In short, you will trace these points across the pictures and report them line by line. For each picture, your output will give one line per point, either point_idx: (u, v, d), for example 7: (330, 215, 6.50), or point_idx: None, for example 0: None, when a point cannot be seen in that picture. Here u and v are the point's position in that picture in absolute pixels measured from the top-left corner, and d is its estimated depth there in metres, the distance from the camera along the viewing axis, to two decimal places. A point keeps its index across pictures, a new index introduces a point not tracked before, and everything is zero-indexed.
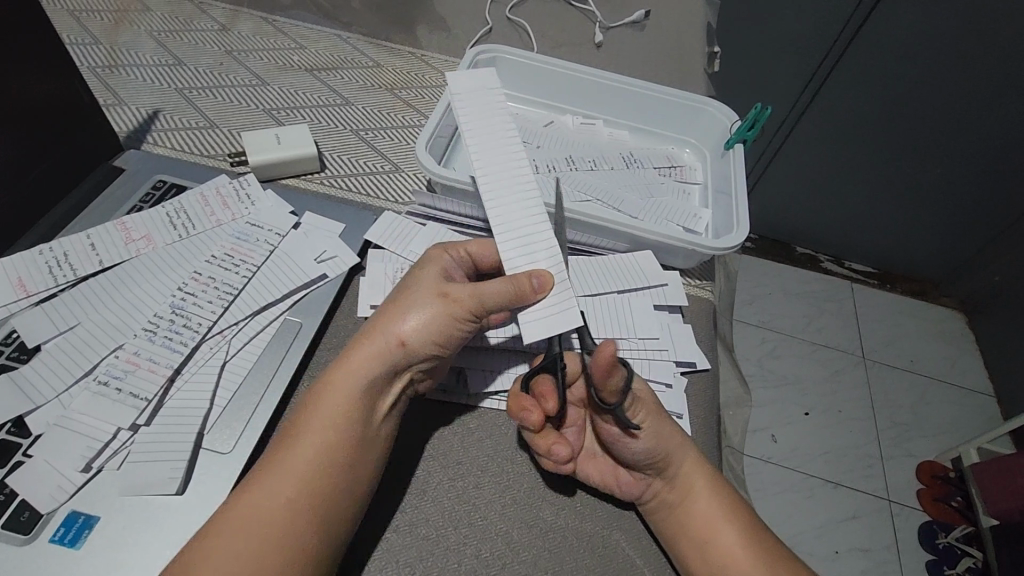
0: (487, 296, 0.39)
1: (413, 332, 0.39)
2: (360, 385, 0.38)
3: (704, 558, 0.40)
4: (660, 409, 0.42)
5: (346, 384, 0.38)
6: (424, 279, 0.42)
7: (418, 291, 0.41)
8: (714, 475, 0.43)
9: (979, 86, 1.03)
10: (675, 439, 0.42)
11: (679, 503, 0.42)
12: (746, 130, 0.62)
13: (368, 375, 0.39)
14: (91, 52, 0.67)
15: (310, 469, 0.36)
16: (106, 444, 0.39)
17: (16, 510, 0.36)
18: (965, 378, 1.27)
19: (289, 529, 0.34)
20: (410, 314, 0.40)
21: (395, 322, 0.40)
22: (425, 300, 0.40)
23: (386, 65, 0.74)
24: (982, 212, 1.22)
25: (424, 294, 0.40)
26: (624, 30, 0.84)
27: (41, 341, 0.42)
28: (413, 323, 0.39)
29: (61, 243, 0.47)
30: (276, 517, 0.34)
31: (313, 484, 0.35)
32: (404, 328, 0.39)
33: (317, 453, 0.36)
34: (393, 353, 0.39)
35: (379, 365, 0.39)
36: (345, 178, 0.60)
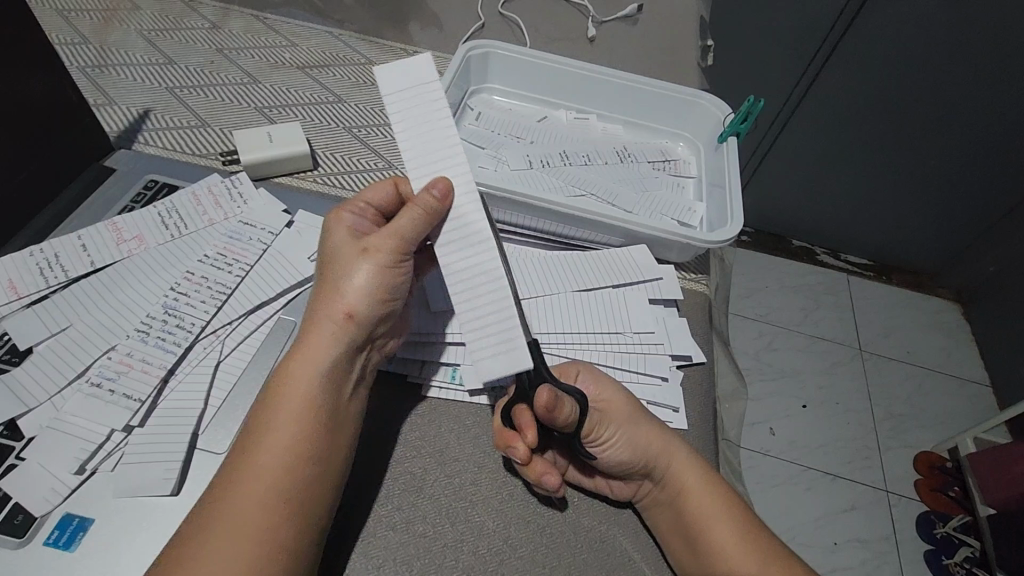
0: (407, 232, 0.39)
1: (356, 299, 0.39)
2: (321, 372, 0.38)
3: (700, 555, 0.40)
4: (638, 413, 0.43)
5: (302, 370, 0.38)
6: (337, 245, 0.41)
7: (339, 260, 0.40)
8: (705, 468, 0.43)
9: (973, 75, 1.03)
10: (659, 439, 0.43)
11: (673, 499, 0.42)
12: (740, 122, 0.62)
13: (324, 357, 0.38)
14: (80, 52, 0.66)
15: (283, 465, 0.35)
16: (100, 445, 0.38)
17: (11, 513, 0.35)
18: (962, 368, 1.28)
19: (272, 526, 0.34)
20: (342, 283, 0.39)
21: (336, 300, 0.39)
22: (352, 265, 0.40)
23: (379, 61, 0.73)
24: (976, 202, 1.23)
25: (347, 260, 0.40)
26: (617, 23, 0.84)
27: (34, 343, 0.42)
28: (351, 288, 0.39)
29: (51, 244, 0.46)
30: (257, 515, 0.33)
31: (287, 476, 0.35)
32: (346, 300, 0.39)
33: (287, 446, 0.36)
34: (347, 327, 0.39)
35: (335, 342, 0.38)
36: (338, 176, 0.60)
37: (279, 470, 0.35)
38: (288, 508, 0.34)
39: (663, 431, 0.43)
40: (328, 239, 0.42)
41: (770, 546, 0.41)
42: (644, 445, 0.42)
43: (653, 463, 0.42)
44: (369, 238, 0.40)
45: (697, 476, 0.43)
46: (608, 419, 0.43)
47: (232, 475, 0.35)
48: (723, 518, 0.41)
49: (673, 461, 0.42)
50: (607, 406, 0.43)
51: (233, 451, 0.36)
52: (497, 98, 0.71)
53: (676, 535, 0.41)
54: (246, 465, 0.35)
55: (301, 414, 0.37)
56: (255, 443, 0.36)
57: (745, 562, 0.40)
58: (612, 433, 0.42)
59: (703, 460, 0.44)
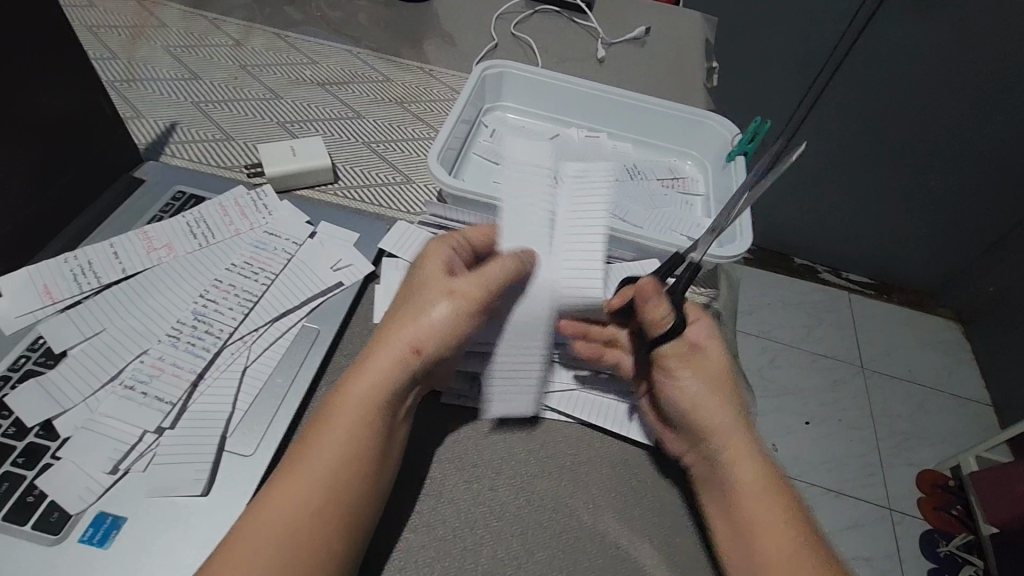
0: (495, 278, 0.43)
1: (427, 338, 0.41)
2: (379, 395, 0.40)
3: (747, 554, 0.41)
4: (723, 379, 0.46)
5: (362, 391, 0.40)
6: (430, 269, 0.45)
7: (427, 284, 0.44)
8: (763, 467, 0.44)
9: (967, 96, 1.07)
10: (727, 415, 0.45)
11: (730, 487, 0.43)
12: (747, 143, 0.64)
13: (387, 377, 0.40)
14: (110, 66, 0.69)
15: (333, 473, 0.37)
16: (132, 446, 0.40)
17: (47, 511, 0.36)
18: (963, 387, 1.29)
19: (318, 530, 0.35)
20: (426, 309, 0.42)
21: (409, 330, 0.41)
22: (437, 298, 0.43)
23: (396, 79, 0.76)
24: (976, 224, 1.25)
25: (435, 292, 0.43)
26: (625, 45, 0.87)
27: (67, 347, 0.43)
28: (430, 316, 0.42)
29: (85, 251, 0.48)
30: (303, 517, 0.36)
31: (336, 485, 0.37)
32: (419, 335, 0.41)
33: (342, 454, 0.38)
34: (409, 360, 0.41)
35: (397, 368, 0.41)
36: (359, 189, 0.62)
37: (326, 484, 0.37)
38: (325, 516, 0.36)
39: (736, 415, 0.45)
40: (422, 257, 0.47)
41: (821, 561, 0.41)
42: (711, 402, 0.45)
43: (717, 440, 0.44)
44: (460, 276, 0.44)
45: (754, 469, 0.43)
46: (694, 363, 0.46)
47: (287, 474, 0.37)
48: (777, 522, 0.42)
49: (738, 447, 0.44)
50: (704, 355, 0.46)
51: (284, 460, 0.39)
52: (510, 116, 0.73)
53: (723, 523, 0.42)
54: (293, 472, 0.37)
55: (354, 433, 0.39)
56: (307, 453, 0.38)
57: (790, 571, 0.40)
58: (690, 376, 0.45)
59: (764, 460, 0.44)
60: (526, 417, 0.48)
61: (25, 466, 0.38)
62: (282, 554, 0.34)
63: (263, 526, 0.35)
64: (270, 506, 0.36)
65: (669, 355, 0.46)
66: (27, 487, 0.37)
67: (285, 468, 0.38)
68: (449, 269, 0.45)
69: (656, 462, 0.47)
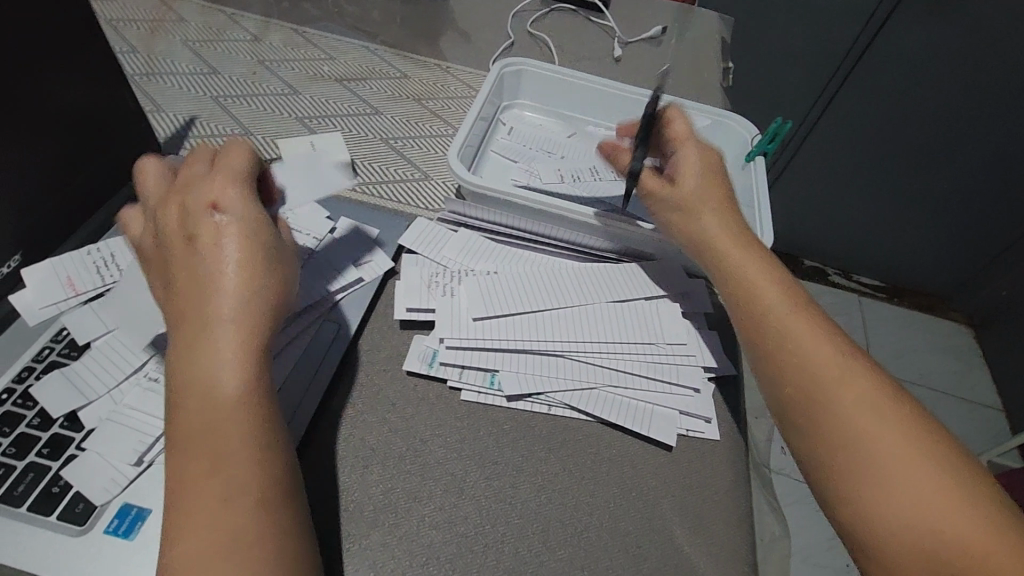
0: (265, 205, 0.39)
1: (248, 270, 0.35)
2: (224, 347, 0.34)
3: (877, 491, 0.36)
4: (687, 201, 0.50)
5: (209, 350, 0.34)
6: (186, 207, 0.37)
7: (191, 228, 0.36)
8: (885, 405, 0.39)
9: (982, 101, 1.07)
10: (688, 231, 0.50)
11: (847, 435, 0.38)
12: (768, 143, 0.63)
13: (224, 325, 0.34)
14: (130, 60, 0.69)
15: (247, 458, 0.33)
16: (157, 437, 0.40)
17: (72, 502, 0.36)
18: (974, 391, 1.28)
19: (263, 514, 0.32)
20: (212, 252, 0.35)
21: (229, 270, 0.35)
22: (243, 224, 0.36)
23: (413, 75, 0.75)
24: (989, 229, 1.25)
25: (236, 219, 0.36)
26: (642, 44, 0.87)
27: (92, 339, 0.43)
28: (213, 260, 0.35)
29: (109, 244, 0.48)
30: (241, 506, 0.32)
31: (240, 458, 0.33)
32: (237, 268, 0.35)
33: (233, 434, 0.33)
34: (243, 300, 0.35)
35: (236, 312, 0.34)
36: (377, 185, 0.61)
37: (227, 462, 0.33)
38: (245, 495, 0.32)
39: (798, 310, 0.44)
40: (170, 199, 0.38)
41: (989, 516, 0.34)
42: (754, 285, 0.46)
43: (820, 382, 0.40)
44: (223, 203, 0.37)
45: (880, 411, 0.38)
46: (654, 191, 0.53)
47: (188, 468, 0.32)
48: (923, 474, 0.35)
49: (845, 388, 0.39)
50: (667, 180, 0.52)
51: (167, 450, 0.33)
52: (528, 114, 0.73)
53: (847, 481, 0.37)
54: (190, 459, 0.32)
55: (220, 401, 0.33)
56: (189, 436, 0.33)
57: (920, 514, 0.34)
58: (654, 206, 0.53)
59: (888, 401, 0.39)
60: (545, 414, 0.48)
61: (50, 457, 0.38)
62: (230, 552, 0.31)
63: (188, 517, 0.31)
64: (195, 488, 0.32)
65: (649, 189, 0.53)
66: (53, 477, 0.37)
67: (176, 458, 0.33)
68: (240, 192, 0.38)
69: (677, 462, 0.47)
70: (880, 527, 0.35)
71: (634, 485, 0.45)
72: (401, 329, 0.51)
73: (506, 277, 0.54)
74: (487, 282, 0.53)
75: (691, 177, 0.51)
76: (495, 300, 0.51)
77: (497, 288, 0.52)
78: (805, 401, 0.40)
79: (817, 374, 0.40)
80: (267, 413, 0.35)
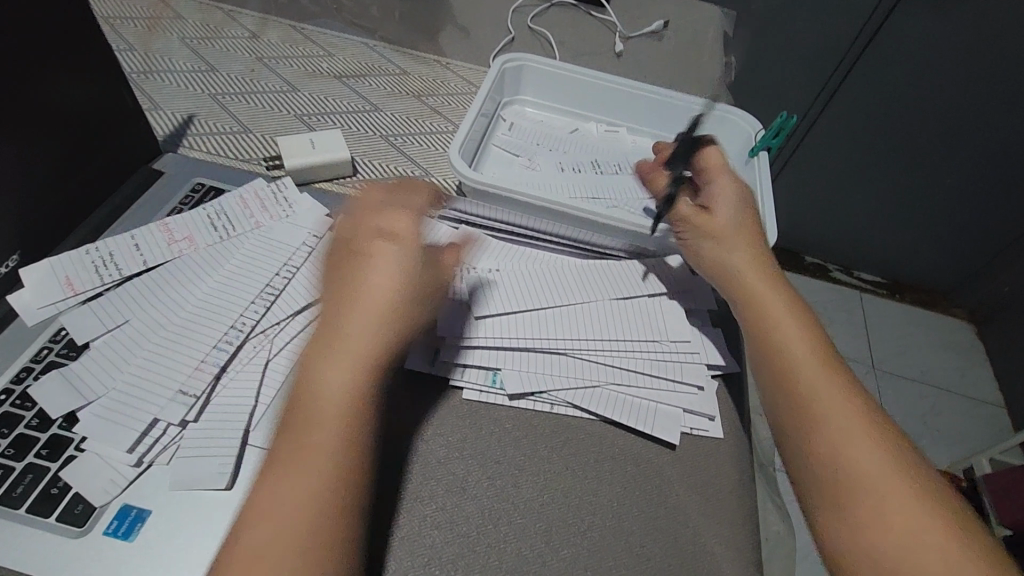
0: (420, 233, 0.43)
1: (389, 298, 0.39)
2: (354, 369, 0.37)
3: (859, 522, 0.39)
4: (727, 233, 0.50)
5: (339, 368, 0.37)
6: (368, 232, 0.42)
7: (362, 250, 0.41)
8: (876, 440, 0.41)
9: (985, 97, 1.06)
10: (725, 254, 0.49)
11: (830, 450, 0.41)
12: (771, 138, 0.62)
13: (360, 347, 0.38)
14: (127, 58, 0.69)
15: (318, 475, 0.35)
16: (156, 438, 0.39)
17: (71, 503, 0.36)
18: (976, 388, 1.28)
19: (324, 532, 0.34)
20: (369, 272, 0.40)
21: (370, 293, 0.39)
22: (386, 252, 0.41)
23: (412, 72, 0.75)
24: (992, 226, 1.24)
25: (384, 247, 0.41)
26: (643, 39, 0.86)
27: (90, 339, 0.43)
28: (370, 281, 0.39)
29: (106, 243, 0.48)
30: (308, 521, 0.34)
31: (329, 480, 0.35)
32: (380, 295, 0.39)
33: (319, 448, 0.35)
34: (378, 324, 0.38)
35: (370, 336, 0.38)
36: (377, 182, 0.61)
37: (320, 480, 0.35)
38: (323, 515, 0.34)
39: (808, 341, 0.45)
40: (351, 223, 0.43)
41: (963, 553, 0.37)
42: (773, 314, 0.46)
43: (813, 399, 0.43)
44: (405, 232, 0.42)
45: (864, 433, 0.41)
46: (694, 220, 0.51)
47: (274, 476, 0.35)
48: (890, 493, 0.39)
49: (842, 421, 0.41)
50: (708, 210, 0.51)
51: (268, 461, 0.36)
52: (529, 110, 0.72)
53: (819, 488, 0.41)
54: (282, 474, 0.35)
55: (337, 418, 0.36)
56: (292, 451, 0.35)
57: (901, 549, 0.37)
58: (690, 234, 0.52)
59: (880, 435, 0.41)
60: (547, 413, 0.47)
61: (49, 458, 0.38)
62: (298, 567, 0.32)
63: (275, 527, 0.33)
64: (279, 503, 0.34)
65: (683, 216, 0.52)
66: (51, 479, 0.37)
67: (271, 472, 0.35)
68: (393, 228, 0.42)
69: (680, 461, 0.46)
70: (844, 531, 0.39)
71: (637, 483, 0.45)
72: None
73: (515, 275, 0.54)
74: (495, 281, 0.53)
75: (725, 212, 0.51)
76: (498, 299, 0.51)
77: (506, 285, 0.52)
78: (801, 416, 0.42)
79: (819, 406, 0.42)
80: (363, 430, 0.37)
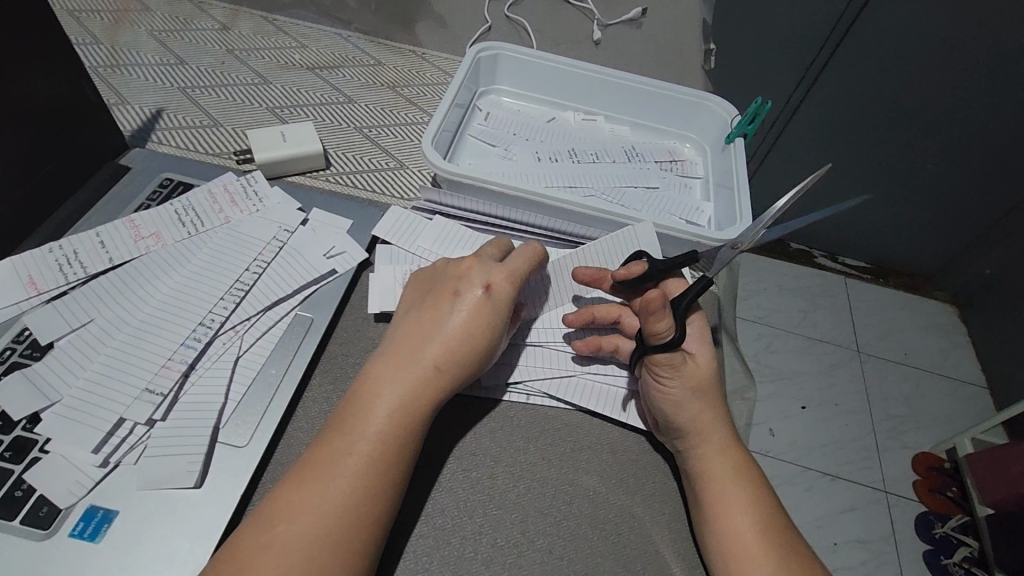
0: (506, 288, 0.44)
1: (447, 358, 0.41)
2: (399, 411, 0.39)
3: (729, 552, 0.40)
4: (707, 385, 0.45)
5: (388, 402, 0.39)
6: (460, 275, 0.45)
7: (450, 288, 0.44)
8: (748, 480, 0.43)
9: (966, 81, 1.06)
10: (703, 408, 0.44)
11: (720, 511, 0.41)
12: (747, 124, 0.63)
13: (407, 394, 0.39)
14: (93, 52, 0.67)
15: (357, 474, 0.36)
16: (123, 438, 0.39)
17: (35, 506, 0.36)
18: (958, 370, 1.30)
19: (352, 529, 0.35)
20: (443, 328, 0.42)
21: (434, 349, 0.41)
22: (465, 310, 0.43)
23: (388, 62, 0.74)
24: (975, 210, 1.25)
25: (467, 303, 0.43)
26: (622, 27, 0.85)
27: (54, 338, 0.42)
28: (451, 320, 0.42)
29: (70, 240, 0.47)
30: (340, 516, 0.35)
31: (359, 491, 0.36)
32: (438, 354, 0.41)
33: (369, 455, 0.37)
34: (429, 378, 0.40)
35: (418, 391, 0.40)
36: (351, 175, 0.60)
37: (351, 489, 0.36)
38: (345, 522, 0.35)
39: (711, 402, 0.44)
40: (441, 263, 0.47)
41: None
42: (701, 417, 0.44)
43: (710, 464, 0.43)
44: (498, 275, 0.44)
45: (749, 500, 0.42)
46: (678, 370, 0.44)
47: (306, 478, 0.36)
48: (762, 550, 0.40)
49: (727, 463, 0.43)
50: (692, 361, 0.45)
51: (306, 458, 0.38)
52: (505, 99, 0.72)
53: (710, 539, 0.41)
54: (317, 478, 0.36)
55: (388, 435, 0.38)
56: (332, 457, 0.37)
57: None
58: (673, 383, 0.44)
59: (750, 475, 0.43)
60: (524, 404, 0.47)
61: (12, 461, 0.37)
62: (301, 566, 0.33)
63: (300, 524, 0.35)
64: (303, 507, 0.35)
65: (668, 363, 0.44)
66: (14, 482, 0.36)
67: (305, 470, 0.37)
68: (485, 284, 0.44)
69: (655, 448, 0.47)
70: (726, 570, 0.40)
71: (613, 471, 0.45)
72: (376, 322, 0.49)
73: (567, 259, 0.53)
74: None
75: (703, 359, 0.45)
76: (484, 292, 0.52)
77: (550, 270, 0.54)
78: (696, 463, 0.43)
79: (706, 454, 0.43)
80: (410, 443, 0.39)
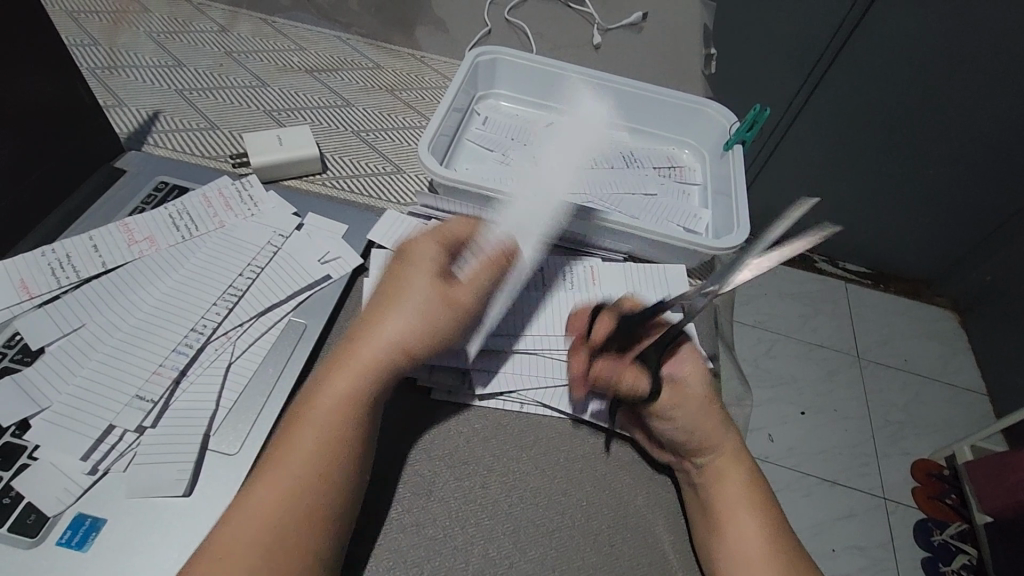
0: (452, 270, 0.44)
1: (387, 335, 0.41)
2: (345, 387, 0.39)
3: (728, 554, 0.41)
4: (705, 404, 0.46)
5: (339, 379, 0.40)
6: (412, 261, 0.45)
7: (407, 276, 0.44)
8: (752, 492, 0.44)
9: (967, 87, 1.06)
10: (705, 426, 0.45)
11: (725, 512, 0.42)
12: (746, 131, 0.63)
13: (350, 369, 0.40)
14: (91, 53, 0.67)
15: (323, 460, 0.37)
16: (112, 446, 0.39)
17: (22, 513, 0.35)
18: (958, 376, 1.29)
19: (316, 506, 0.36)
20: (390, 307, 0.42)
21: (377, 325, 0.41)
22: (413, 291, 0.43)
23: (386, 66, 0.74)
24: (975, 215, 1.24)
25: (413, 284, 0.43)
26: (622, 31, 0.85)
27: (45, 344, 0.42)
28: (396, 300, 0.42)
29: (63, 244, 0.46)
30: (308, 491, 0.36)
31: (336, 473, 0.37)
32: (379, 332, 0.41)
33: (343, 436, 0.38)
34: (368, 352, 0.41)
35: (360, 367, 0.40)
36: (347, 179, 0.60)
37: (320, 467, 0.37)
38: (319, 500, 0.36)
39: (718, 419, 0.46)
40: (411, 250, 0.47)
41: None
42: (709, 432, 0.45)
43: (717, 473, 0.44)
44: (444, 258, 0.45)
45: (750, 505, 0.43)
46: (672, 398, 0.46)
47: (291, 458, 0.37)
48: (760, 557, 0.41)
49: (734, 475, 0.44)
50: (683, 385, 0.46)
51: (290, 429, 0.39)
52: (503, 103, 0.71)
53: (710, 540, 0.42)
54: (301, 456, 0.37)
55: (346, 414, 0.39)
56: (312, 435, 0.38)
57: None
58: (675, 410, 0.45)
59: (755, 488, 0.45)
60: (518, 412, 0.47)
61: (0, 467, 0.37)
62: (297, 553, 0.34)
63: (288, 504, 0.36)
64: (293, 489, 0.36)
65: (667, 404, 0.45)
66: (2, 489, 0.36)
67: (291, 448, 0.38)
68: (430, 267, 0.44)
69: (648, 458, 0.46)
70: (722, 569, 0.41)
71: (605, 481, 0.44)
72: None
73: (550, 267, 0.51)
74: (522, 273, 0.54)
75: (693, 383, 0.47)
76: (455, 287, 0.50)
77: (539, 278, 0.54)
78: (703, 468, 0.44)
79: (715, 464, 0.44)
80: (364, 415, 0.40)
